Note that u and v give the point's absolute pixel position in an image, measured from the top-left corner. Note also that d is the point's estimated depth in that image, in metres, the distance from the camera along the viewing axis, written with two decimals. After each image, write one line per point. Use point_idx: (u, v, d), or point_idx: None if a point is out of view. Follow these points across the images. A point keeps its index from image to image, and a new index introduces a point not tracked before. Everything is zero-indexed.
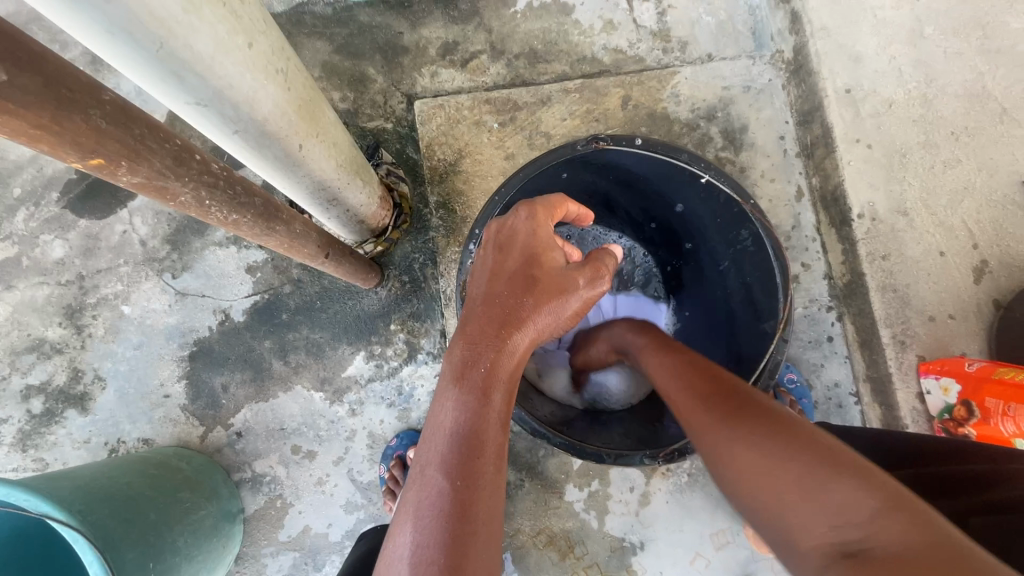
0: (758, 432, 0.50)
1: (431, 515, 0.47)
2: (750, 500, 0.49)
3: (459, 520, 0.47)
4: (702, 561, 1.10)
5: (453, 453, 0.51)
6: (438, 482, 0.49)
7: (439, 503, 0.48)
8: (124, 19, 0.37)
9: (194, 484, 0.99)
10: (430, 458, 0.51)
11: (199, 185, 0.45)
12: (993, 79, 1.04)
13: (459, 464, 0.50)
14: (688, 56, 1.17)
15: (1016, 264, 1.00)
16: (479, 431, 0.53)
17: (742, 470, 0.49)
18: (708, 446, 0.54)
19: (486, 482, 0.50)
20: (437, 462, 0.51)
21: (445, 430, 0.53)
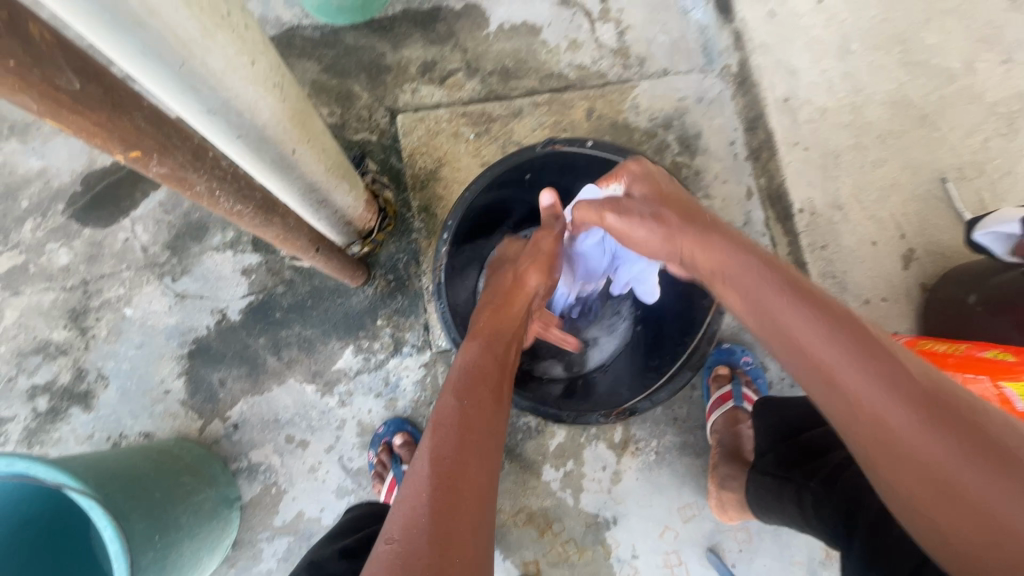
0: (907, 394, 0.51)
1: (447, 423, 0.66)
2: (947, 501, 0.49)
3: (464, 426, 0.66)
4: (671, 534, 1.18)
5: (464, 383, 0.71)
6: (453, 402, 0.68)
7: (454, 415, 0.66)
8: (157, 44, 0.46)
9: (194, 470, 1.06)
10: (449, 387, 0.71)
11: (211, 177, 0.54)
12: (912, 88, 1.17)
13: (467, 395, 0.69)
14: (646, 71, 1.29)
15: (939, 251, 1.12)
16: (485, 371, 0.74)
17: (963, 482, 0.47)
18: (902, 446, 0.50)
19: (485, 405, 0.69)
20: (457, 394, 0.70)
21: (459, 368, 0.74)
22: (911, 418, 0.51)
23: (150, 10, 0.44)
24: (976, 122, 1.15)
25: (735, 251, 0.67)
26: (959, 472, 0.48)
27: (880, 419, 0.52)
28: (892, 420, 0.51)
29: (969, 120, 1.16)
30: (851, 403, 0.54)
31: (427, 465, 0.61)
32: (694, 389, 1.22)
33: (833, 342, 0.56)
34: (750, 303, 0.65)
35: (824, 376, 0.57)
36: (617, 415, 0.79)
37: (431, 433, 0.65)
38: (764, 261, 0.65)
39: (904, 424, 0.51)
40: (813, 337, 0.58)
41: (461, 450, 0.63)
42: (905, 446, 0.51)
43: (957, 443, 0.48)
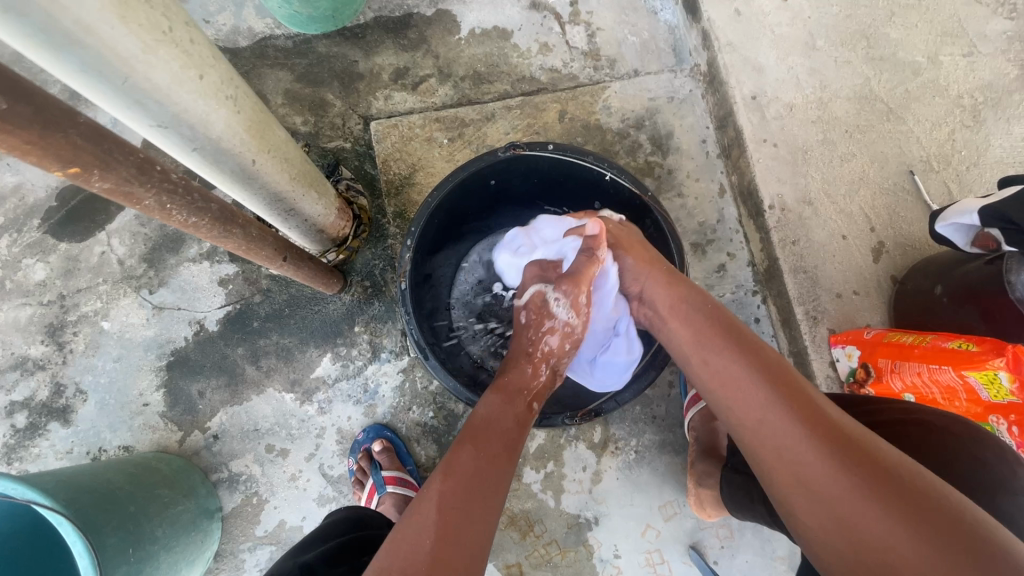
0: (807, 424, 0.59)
1: (462, 470, 0.65)
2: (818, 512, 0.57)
3: (476, 476, 0.65)
4: (653, 532, 1.19)
5: (481, 434, 0.70)
6: (468, 454, 0.67)
7: (467, 462, 0.66)
8: (96, 61, 0.47)
9: (172, 482, 1.06)
10: (467, 435, 0.70)
11: (160, 190, 0.55)
12: (878, 83, 1.19)
13: (485, 447, 0.68)
14: (616, 72, 1.30)
15: (909, 243, 1.13)
16: (508, 432, 0.73)
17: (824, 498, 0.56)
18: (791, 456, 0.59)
19: (497, 454, 0.69)
20: (477, 445, 0.69)
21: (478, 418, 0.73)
22: (856, 491, 0.54)
23: (86, 29, 0.44)
24: (942, 115, 1.17)
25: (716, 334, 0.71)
26: (920, 558, 0.49)
27: (835, 497, 0.55)
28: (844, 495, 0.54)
29: (934, 113, 1.17)
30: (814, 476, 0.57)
31: (434, 514, 0.61)
32: (672, 387, 1.23)
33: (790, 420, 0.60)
34: (714, 380, 0.68)
35: (778, 455, 0.60)
36: (582, 417, 0.81)
37: (443, 479, 0.64)
38: (736, 347, 0.69)
39: (849, 495, 0.54)
40: (767, 416, 0.62)
41: (473, 504, 0.63)
42: (861, 527, 0.53)
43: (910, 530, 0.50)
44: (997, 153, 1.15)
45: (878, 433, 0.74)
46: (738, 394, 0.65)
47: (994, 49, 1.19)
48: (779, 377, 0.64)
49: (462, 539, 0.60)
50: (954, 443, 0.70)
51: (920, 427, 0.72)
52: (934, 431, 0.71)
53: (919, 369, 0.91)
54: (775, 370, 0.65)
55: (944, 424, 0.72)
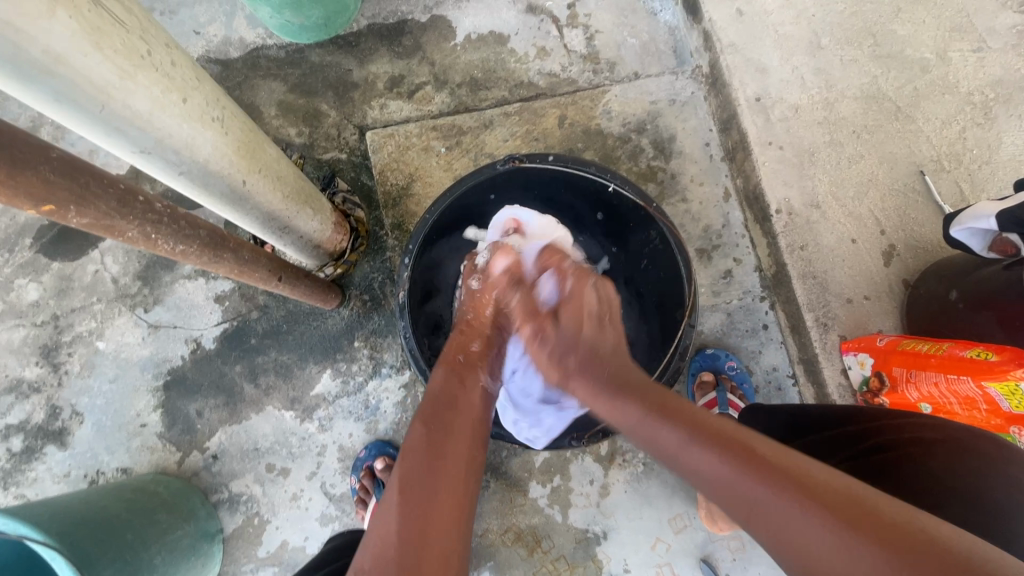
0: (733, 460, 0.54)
1: (412, 450, 0.64)
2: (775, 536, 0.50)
3: (429, 453, 0.63)
4: (663, 546, 1.16)
5: (427, 410, 0.69)
6: (416, 431, 0.66)
7: (417, 442, 0.65)
8: (69, 91, 0.45)
9: (171, 506, 1.04)
10: (420, 413, 0.69)
11: (144, 221, 0.52)
12: (885, 81, 1.16)
13: (434, 423, 0.67)
14: (616, 76, 1.27)
15: (920, 246, 1.10)
16: (456, 396, 0.71)
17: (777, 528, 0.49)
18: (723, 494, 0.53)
19: (448, 427, 0.67)
20: (427, 420, 0.67)
21: (428, 395, 0.71)
22: (834, 535, 0.46)
23: (56, 58, 0.42)
24: (952, 113, 1.14)
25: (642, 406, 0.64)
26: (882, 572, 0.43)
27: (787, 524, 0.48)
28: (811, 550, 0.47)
29: (944, 111, 1.14)
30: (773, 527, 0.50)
31: (394, 502, 0.59)
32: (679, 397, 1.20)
33: (734, 473, 0.53)
34: (658, 447, 0.61)
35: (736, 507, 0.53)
36: (588, 440, 0.81)
37: (400, 465, 0.63)
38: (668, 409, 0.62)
39: (830, 543, 0.46)
40: (717, 475, 0.54)
41: (437, 480, 0.61)
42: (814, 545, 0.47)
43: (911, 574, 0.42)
44: (1009, 151, 1.12)
45: (898, 450, 0.72)
46: (684, 456, 0.58)
47: (1004, 44, 1.15)
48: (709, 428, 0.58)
49: (436, 513, 0.59)
50: (983, 460, 0.67)
51: (947, 444, 0.69)
52: (962, 449, 0.69)
53: (936, 379, 0.89)
54: (705, 420, 0.59)
55: (971, 439, 0.69)
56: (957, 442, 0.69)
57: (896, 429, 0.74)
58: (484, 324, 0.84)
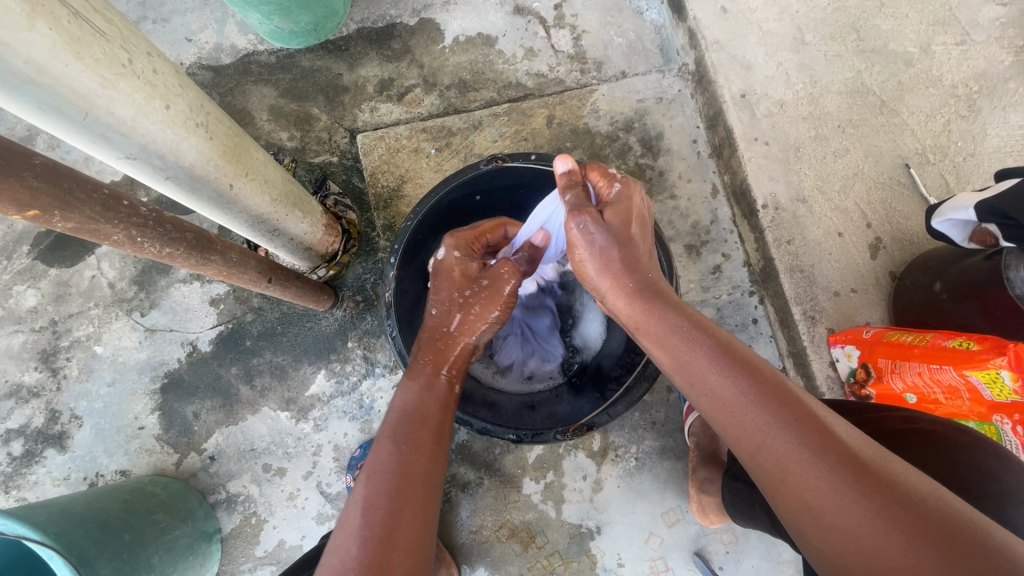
0: (780, 418, 0.55)
1: (382, 467, 0.64)
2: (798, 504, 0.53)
3: (399, 472, 0.64)
4: (657, 540, 1.17)
5: (399, 423, 0.69)
6: (387, 447, 0.66)
7: (389, 460, 0.65)
8: (53, 99, 0.46)
9: (169, 506, 1.05)
10: (383, 431, 0.69)
11: (129, 224, 0.54)
12: (870, 75, 1.17)
13: (404, 439, 0.67)
14: (603, 75, 1.28)
15: (906, 238, 1.11)
16: (423, 412, 0.72)
17: (806, 497, 0.52)
18: (755, 451, 0.56)
19: (421, 440, 0.68)
20: (392, 438, 0.68)
21: (394, 412, 0.71)
22: (868, 514, 0.49)
23: (37, 68, 0.43)
24: (936, 106, 1.15)
25: (706, 352, 0.62)
26: (901, 552, 0.47)
27: (820, 494, 0.52)
28: (845, 514, 0.50)
29: (928, 104, 1.15)
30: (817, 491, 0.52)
31: (357, 522, 0.60)
32: (671, 392, 1.21)
33: (796, 441, 0.54)
34: (704, 400, 0.61)
35: (787, 486, 0.54)
36: (574, 432, 0.80)
37: (364, 484, 0.63)
38: (732, 361, 0.60)
39: (859, 519, 0.49)
40: (776, 440, 0.55)
41: (406, 496, 0.62)
42: (838, 519, 0.50)
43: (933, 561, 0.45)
44: (994, 142, 1.12)
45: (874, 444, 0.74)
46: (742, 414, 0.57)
47: (987, 37, 1.16)
48: (779, 393, 0.57)
49: (409, 522, 0.61)
50: (959, 451, 0.68)
51: (922, 439, 0.71)
52: (935, 442, 0.70)
53: (919, 369, 0.89)
54: (774, 384, 0.58)
55: (949, 433, 0.71)
56: (930, 434, 0.71)
57: (876, 423, 0.77)
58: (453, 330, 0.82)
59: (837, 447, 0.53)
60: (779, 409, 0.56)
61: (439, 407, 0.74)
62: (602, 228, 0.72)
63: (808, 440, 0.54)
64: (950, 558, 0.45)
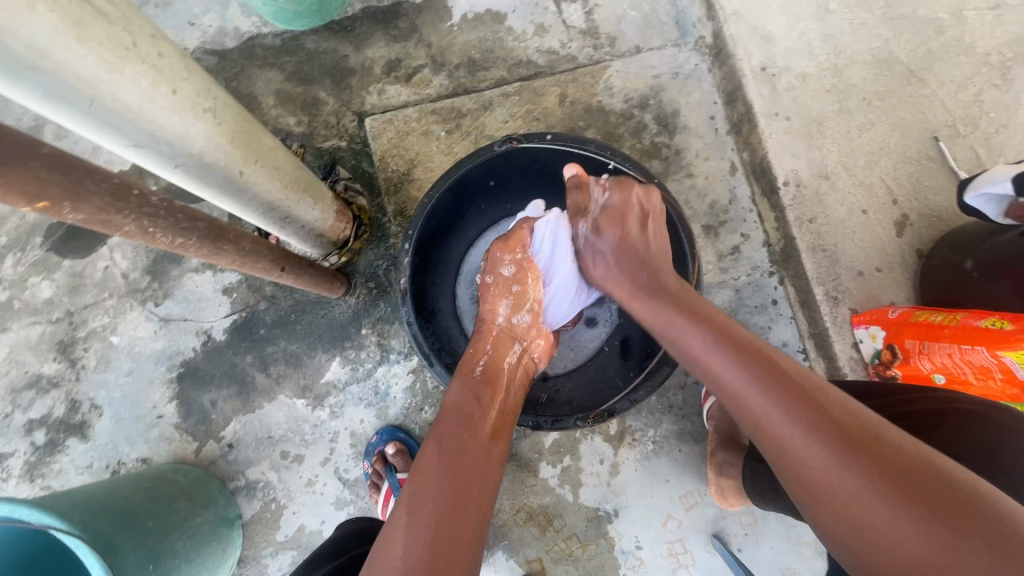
0: (811, 420, 0.55)
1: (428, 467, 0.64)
2: (835, 523, 0.52)
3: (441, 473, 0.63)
4: (675, 522, 1.16)
5: (449, 426, 0.69)
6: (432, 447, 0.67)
7: (437, 459, 0.65)
8: (57, 85, 0.45)
9: (190, 494, 1.06)
10: (430, 433, 0.69)
11: (140, 215, 0.52)
12: (897, 45, 1.12)
13: (446, 436, 0.68)
14: (617, 50, 1.24)
15: (934, 214, 1.07)
16: (471, 414, 0.71)
17: (842, 497, 0.51)
18: (795, 455, 0.55)
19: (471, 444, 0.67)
20: (440, 440, 0.67)
21: (439, 414, 0.71)
22: (894, 514, 0.48)
23: (39, 53, 0.42)
24: (967, 75, 1.10)
25: (733, 359, 0.63)
26: (931, 550, 0.45)
27: (848, 496, 0.51)
28: (872, 511, 0.49)
29: (959, 73, 1.10)
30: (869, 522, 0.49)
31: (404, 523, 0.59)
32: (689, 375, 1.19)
33: (827, 450, 0.53)
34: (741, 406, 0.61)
35: (811, 483, 0.54)
36: (595, 419, 0.77)
37: (410, 483, 0.63)
38: (764, 371, 0.60)
39: (891, 521, 0.48)
40: (805, 451, 0.54)
41: (456, 492, 0.62)
42: (871, 525, 0.49)
43: (954, 548, 0.45)
44: None
45: (913, 422, 0.72)
46: (772, 425, 0.57)
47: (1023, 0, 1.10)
48: (803, 394, 0.57)
49: (459, 513, 0.60)
50: (999, 432, 0.66)
51: (961, 417, 0.69)
52: (979, 424, 0.67)
53: (949, 350, 0.87)
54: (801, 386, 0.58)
55: (987, 414, 0.68)
56: (970, 417, 0.68)
57: (908, 404, 0.74)
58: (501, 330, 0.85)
59: (869, 451, 0.52)
60: (803, 413, 0.56)
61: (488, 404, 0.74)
62: (608, 256, 0.84)
63: (860, 464, 0.51)
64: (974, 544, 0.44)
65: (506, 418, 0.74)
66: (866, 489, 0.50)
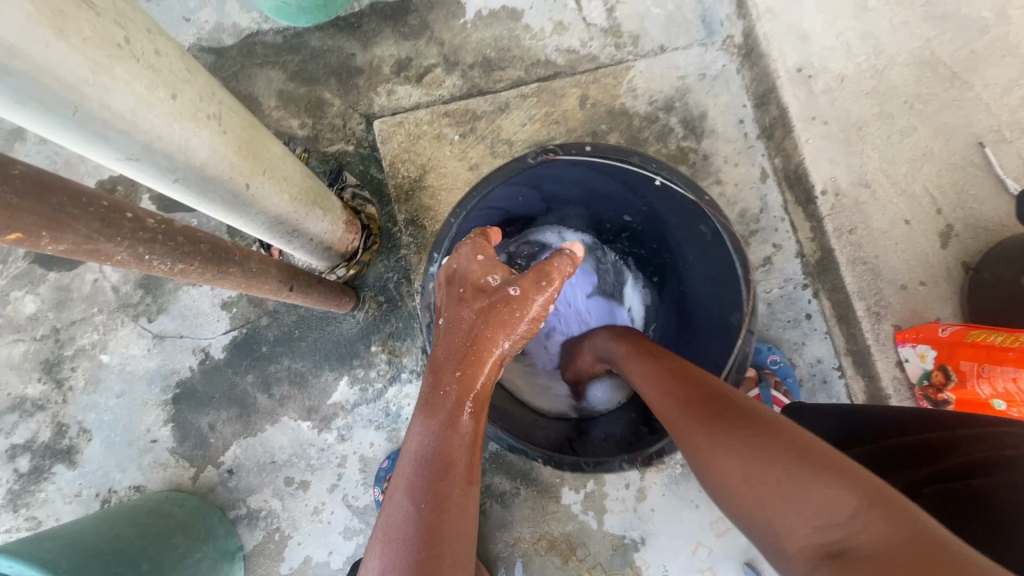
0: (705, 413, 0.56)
1: (396, 538, 0.53)
2: (744, 511, 0.49)
3: (423, 543, 0.52)
4: (705, 550, 1.10)
5: (419, 477, 0.56)
6: (404, 506, 0.55)
7: (404, 525, 0.53)
8: (33, 89, 0.37)
9: (187, 527, 0.98)
10: (398, 484, 0.57)
11: (134, 241, 0.45)
12: (940, 44, 1.06)
13: (415, 489, 0.56)
14: (641, 50, 1.16)
15: (981, 224, 1.01)
16: (451, 458, 0.58)
17: (731, 474, 0.50)
18: (695, 450, 0.55)
19: (451, 505, 0.55)
20: (411, 490, 0.56)
21: (411, 456, 0.59)
22: (777, 477, 0.46)
23: (10, 51, 0.34)
24: (1013, 77, 1.04)
25: (659, 380, 0.66)
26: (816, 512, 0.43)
27: (740, 475, 0.49)
28: (759, 479, 0.48)
29: (1005, 75, 1.04)
30: (711, 460, 0.52)
31: None
32: None
33: (719, 433, 0.53)
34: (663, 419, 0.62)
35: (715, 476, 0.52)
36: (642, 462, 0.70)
37: (374, 542, 0.54)
38: (677, 384, 0.63)
39: (776, 487, 0.46)
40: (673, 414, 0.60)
41: (437, 555, 0.51)
42: (766, 500, 0.47)
43: (827, 502, 0.43)
44: None
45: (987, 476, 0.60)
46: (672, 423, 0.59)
47: None
48: (706, 396, 0.59)
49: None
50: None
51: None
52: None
53: (1014, 375, 0.82)
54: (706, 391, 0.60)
55: None
56: None
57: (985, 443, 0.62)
58: (488, 351, 0.68)
59: (723, 408, 0.56)
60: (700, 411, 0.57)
61: (469, 448, 0.60)
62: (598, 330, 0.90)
63: (741, 437, 0.51)
64: (847, 495, 0.42)
65: (478, 457, 0.62)
66: (706, 433, 0.54)
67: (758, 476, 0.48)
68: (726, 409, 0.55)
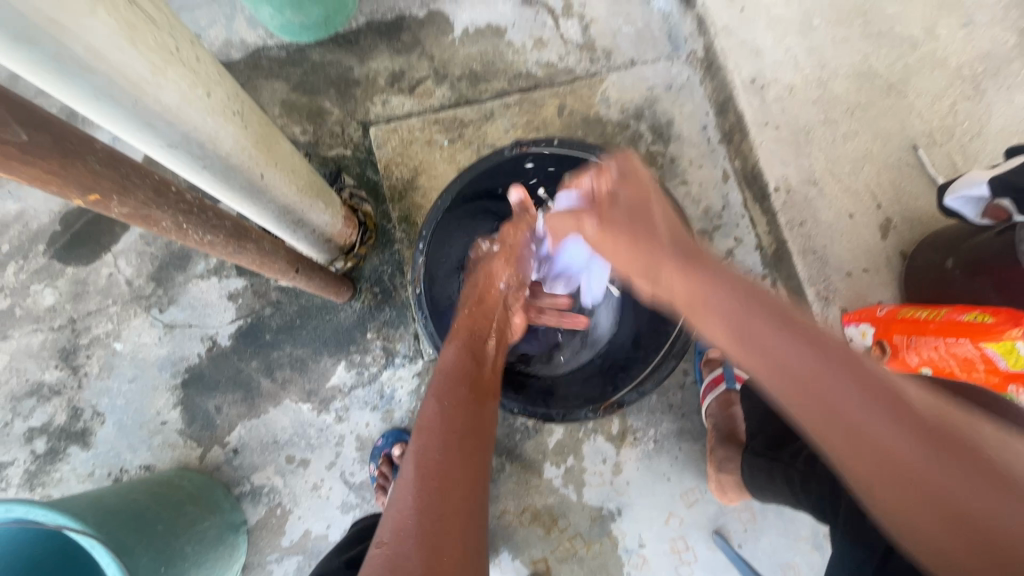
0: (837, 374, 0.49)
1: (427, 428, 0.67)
2: (878, 497, 0.47)
3: (445, 426, 0.67)
4: (677, 520, 1.19)
5: (442, 385, 0.73)
6: (434, 407, 0.69)
7: (434, 417, 0.68)
8: (107, 86, 0.47)
9: (197, 499, 1.07)
10: (428, 392, 0.73)
11: (176, 211, 0.55)
12: (877, 59, 1.18)
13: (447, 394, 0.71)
14: (613, 63, 1.28)
15: (915, 217, 1.13)
16: (467, 371, 0.76)
17: (883, 463, 0.46)
18: (823, 416, 0.49)
19: (463, 402, 0.70)
20: (438, 394, 0.71)
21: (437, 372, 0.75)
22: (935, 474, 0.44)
23: (95, 54, 0.45)
24: (942, 88, 1.16)
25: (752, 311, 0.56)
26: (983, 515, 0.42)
27: (888, 459, 0.46)
28: (915, 471, 0.45)
29: (934, 86, 1.17)
30: (851, 437, 0.47)
31: (413, 471, 0.62)
32: (688, 375, 1.23)
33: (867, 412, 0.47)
34: (757, 360, 0.54)
35: (845, 445, 0.48)
36: (606, 411, 0.83)
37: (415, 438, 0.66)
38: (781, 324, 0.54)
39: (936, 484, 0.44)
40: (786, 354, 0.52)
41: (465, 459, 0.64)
42: (924, 492, 0.44)
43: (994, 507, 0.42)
44: (1000, 122, 1.14)
45: None
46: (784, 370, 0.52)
47: (991, 18, 1.17)
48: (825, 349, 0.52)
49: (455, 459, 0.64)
50: None
51: None
52: None
53: (935, 343, 0.92)
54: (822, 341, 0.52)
55: None
56: None
57: None
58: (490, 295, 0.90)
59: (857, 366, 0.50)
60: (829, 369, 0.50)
61: (478, 365, 0.78)
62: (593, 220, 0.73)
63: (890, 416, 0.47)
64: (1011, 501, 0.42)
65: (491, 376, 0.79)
66: (837, 397, 0.49)
67: (914, 474, 0.45)
68: (857, 374, 0.49)
